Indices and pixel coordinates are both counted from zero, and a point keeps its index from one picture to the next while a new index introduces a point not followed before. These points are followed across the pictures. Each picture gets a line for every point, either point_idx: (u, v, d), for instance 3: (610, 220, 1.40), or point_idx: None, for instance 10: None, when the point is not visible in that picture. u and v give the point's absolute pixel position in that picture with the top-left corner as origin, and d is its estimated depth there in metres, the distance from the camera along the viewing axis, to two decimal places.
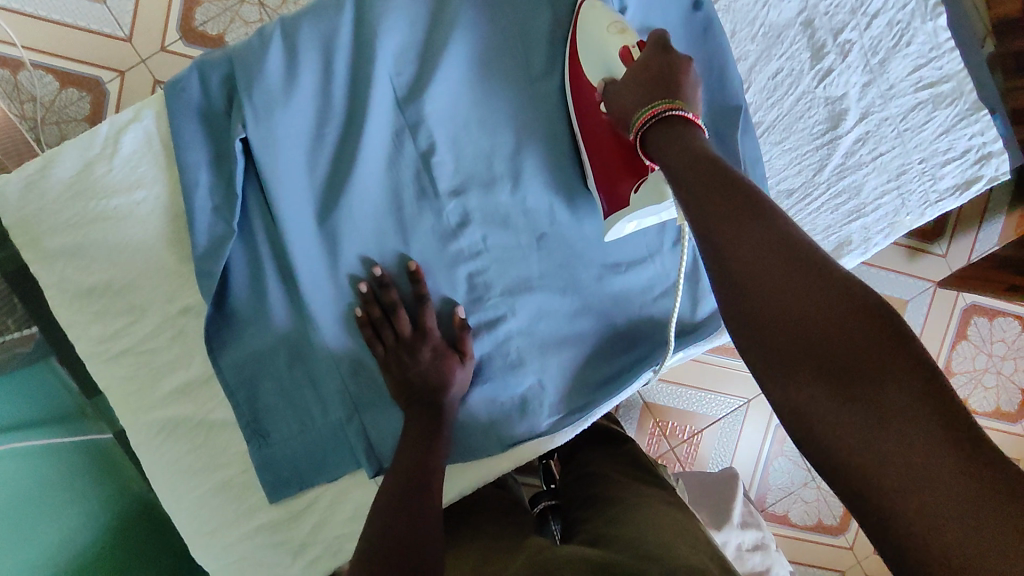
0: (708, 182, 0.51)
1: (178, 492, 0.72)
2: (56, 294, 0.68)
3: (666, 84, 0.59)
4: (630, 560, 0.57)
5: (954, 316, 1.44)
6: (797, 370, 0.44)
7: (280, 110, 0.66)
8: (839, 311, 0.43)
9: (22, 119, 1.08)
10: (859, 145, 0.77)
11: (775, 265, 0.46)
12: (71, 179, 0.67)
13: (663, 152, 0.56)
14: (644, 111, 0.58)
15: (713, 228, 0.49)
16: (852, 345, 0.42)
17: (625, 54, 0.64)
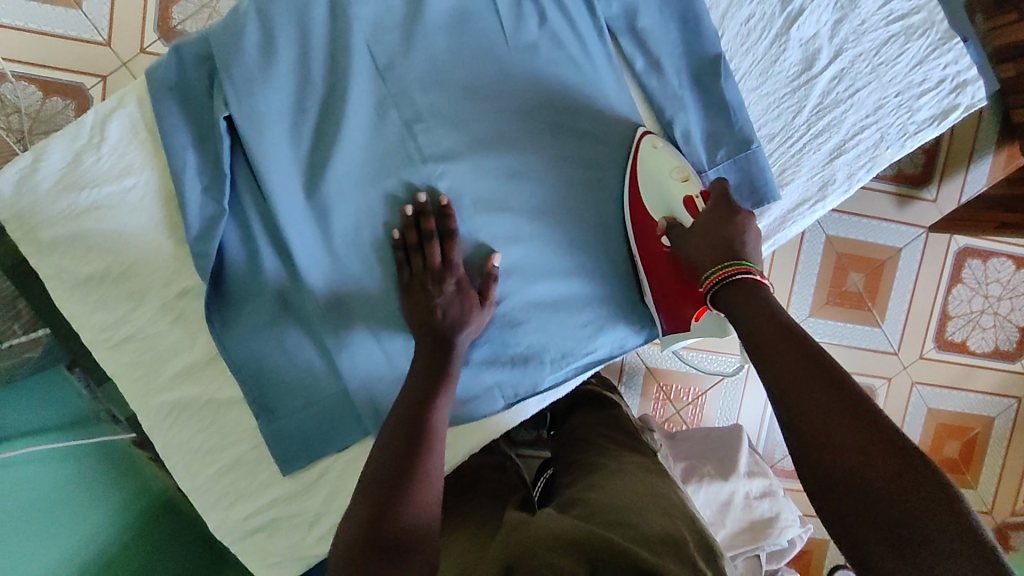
0: (777, 344, 0.56)
1: (192, 470, 0.74)
2: (54, 285, 0.70)
3: (729, 233, 0.63)
4: (606, 531, 0.59)
5: (948, 259, 1.45)
6: (867, 535, 0.47)
7: (261, 87, 0.67)
8: (905, 480, 0.47)
9: (8, 132, 1.08)
10: (835, 83, 0.78)
11: (843, 437, 0.50)
12: (62, 170, 0.68)
13: (728, 300, 0.61)
14: (709, 270, 0.62)
15: (785, 386, 0.54)
16: (915, 515, 0.46)
17: (685, 201, 0.69)
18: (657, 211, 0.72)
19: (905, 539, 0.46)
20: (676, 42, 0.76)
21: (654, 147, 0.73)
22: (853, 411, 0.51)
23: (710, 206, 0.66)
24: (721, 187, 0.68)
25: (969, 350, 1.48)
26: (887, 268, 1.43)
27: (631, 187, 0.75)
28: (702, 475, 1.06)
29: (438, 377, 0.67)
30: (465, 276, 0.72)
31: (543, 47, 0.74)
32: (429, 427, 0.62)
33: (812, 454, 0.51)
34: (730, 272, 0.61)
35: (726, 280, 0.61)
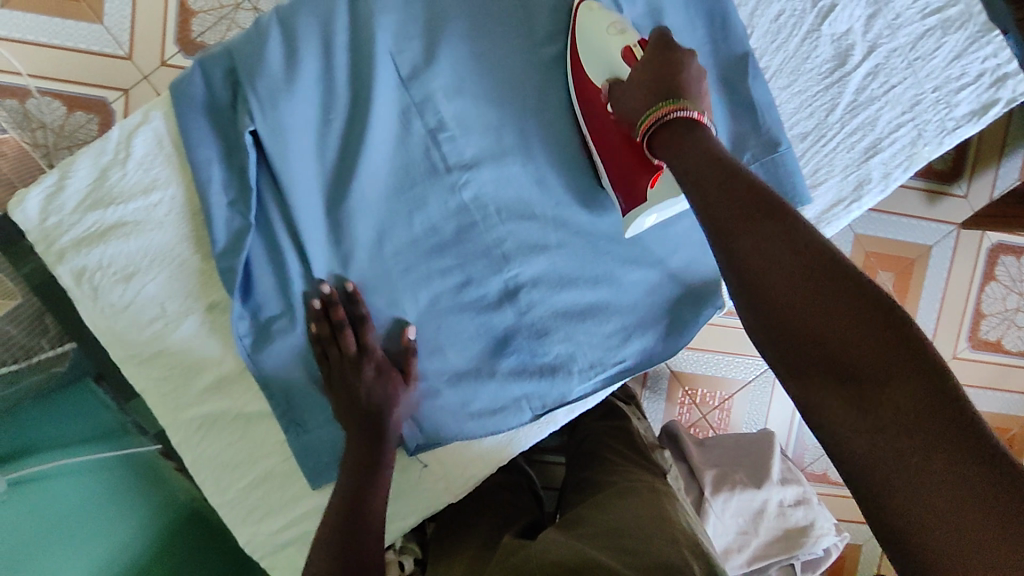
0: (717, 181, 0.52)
1: (221, 485, 0.73)
2: (80, 302, 0.69)
3: (670, 78, 0.60)
4: (602, 554, 0.58)
5: (981, 257, 1.41)
6: (811, 372, 0.45)
7: (285, 98, 0.66)
8: (845, 308, 0.44)
9: (34, 146, 1.10)
10: (869, 80, 0.75)
11: (786, 270, 0.47)
12: (89, 188, 0.68)
13: (668, 145, 0.56)
14: (653, 108, 0.58)
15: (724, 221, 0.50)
16: (866, 347, 0.43)
17: (626, 57, 0.66)
18: (598, 76, 0.69)
19: (853, 373, 0.43)
20: (705, 44, 0.73)
21: (593, 4, 0.69)
22: (792, 239, 0.47)
23: (646, 58, 0.63)
24: (657, 33, 0.64)
25: (1005, 349, 1.44)
26: (918, 267, 1.40)
27: (571, 56, 0.72)
28: (734, 483, 1.04)
29: (369, 455, 0.68)
30: (384, 358, 0.71)
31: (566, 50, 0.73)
32: (368, 510, 0.65)
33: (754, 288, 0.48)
34: (666, 115, 0.57)
35: (664, 122, 0.57)
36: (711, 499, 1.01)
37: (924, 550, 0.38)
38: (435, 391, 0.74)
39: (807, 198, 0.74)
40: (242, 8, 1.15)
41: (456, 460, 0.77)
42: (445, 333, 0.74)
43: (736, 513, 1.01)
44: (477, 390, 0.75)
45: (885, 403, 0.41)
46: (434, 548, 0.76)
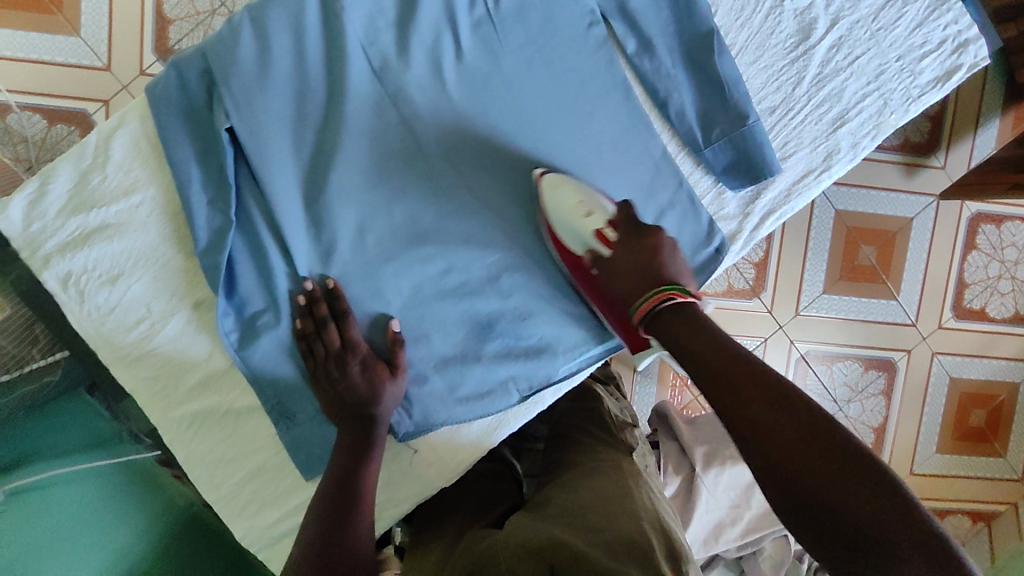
0: (722, 369, 0.57)
1: (215, 480, 0.74)
2: (67, 306, 0.70)
3: (653, 256, 0.66)
4: (564, 533, 0.58)
5: (961, 228, 1.43)
6: (832, 548, 0.49)
7: (260, 96, 0.68)
8: (851, 490, 0.49)
9: (16, 161, 1.11)
10: (834, 52, 0.77)
11: (804, 460, 0.51)
12: (69, 194, 0.69)
13: (665, 330, 0.61)
14: (641, 299, 0.63)
15: (739, 417, 0.54)
16: (880, 534, 0.47)
17: (600, 237, 0.70)
18: (576, 247, 0.72)
19: (878, 562, 0.47)
20: (670, 26, 0.74)
21: (556, 183, 0.73)
22: (796, 417, 0.52)
23: (626, 240, 0.68)
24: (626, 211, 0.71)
25: (989, 317, 1.46)
26: (899, 240, 1.42)
27: (545, 226, 0.74)
28: (724, 458, 1.06)
29: (361, 438, 0.69)
30: (369, 352, 0.72)
31: (535, 37, 0.74)
32: (359, 493, 0.65)
33: (775, 468, 0.52)
34: (663, 299, 0.62)
35: (655, 312, 0.62)
36: (702, 475, 1.03)
37: None
38: (423, 377, 0.76)
39: (779, 168, 0.75)
40: (218, 14, 1.15)
41: (443, 443, 0.78)
42: (431, 320, 0.76)
43: (727, 488, 1.04)
44: (464, 374, 0.76)
45: None
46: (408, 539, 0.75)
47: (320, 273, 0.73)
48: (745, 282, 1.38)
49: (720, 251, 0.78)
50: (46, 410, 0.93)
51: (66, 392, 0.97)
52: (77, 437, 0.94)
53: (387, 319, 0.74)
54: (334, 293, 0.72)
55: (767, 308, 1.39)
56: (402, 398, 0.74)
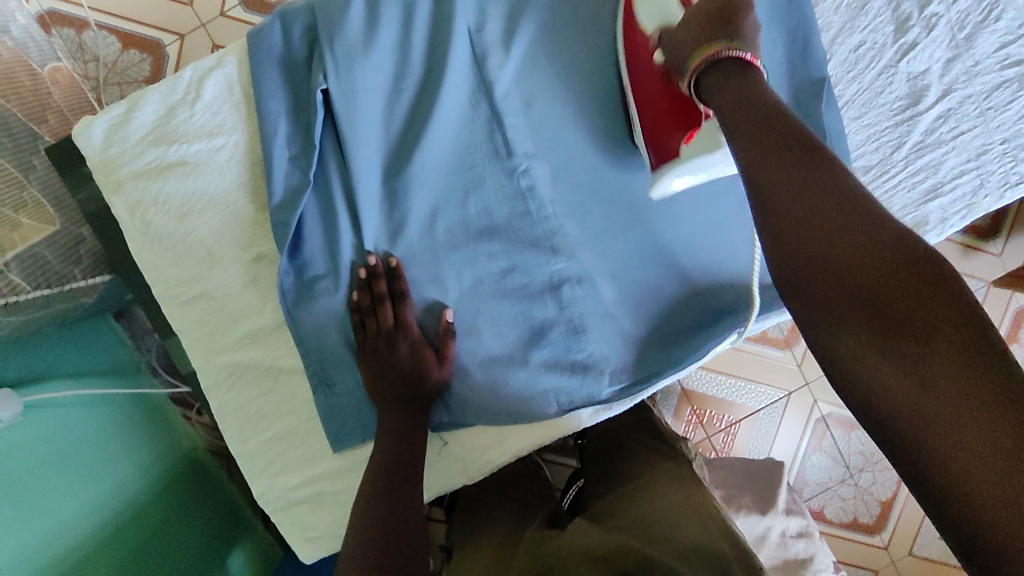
0: (764, 134, 0.51)
1: (245, 434, 0.74)
2: (130, 234, 0.69)
3: (715, 29, 0.58)
4: (635, 541, 0.68)
5: (1006, 317, 1.39)
6: (834, 306, 0.45)
7: (360, 61, 0.67)
8: (871, 246, 0.44)
9: (85, 78, 1.15)
10: (940, 123, 0.75)
11: (824, 209, 0.46)
12: (154, 122, 0.69)
13: (714, 90, 0.56)
14: (696, 54, 0.58)
15: (759, 168, 0.50)
16: (898, 292, 0.42)
17: (683, 2, 0.66)
18: (649, 23, 0.68)
19: (889, 324, 0.42)
20: (783, 66, 0.71)
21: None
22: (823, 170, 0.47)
23: (696, 8, 0.63)
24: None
25: None
26: None
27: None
28: (738, 505, 1.05)
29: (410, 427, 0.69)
30: (419, 337, 0.71)
31: None
32: (410, 473, 0.65)
33: (786, 219, 0.48)
34: (715, 56, 0.57)
35: (705, 71, 0.57)
36: None
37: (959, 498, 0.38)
38: (466, 372, 0.75)
39: None
40: None
41: (476, 442, 0.77)
42: (485, 315, 0.74)
43: None
44: (508, 376, 0.75)
45: (918, 355, 0.41)
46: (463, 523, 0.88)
47: (386, 250, 0.72)
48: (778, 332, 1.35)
49: None
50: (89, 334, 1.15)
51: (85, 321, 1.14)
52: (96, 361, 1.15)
53: (440, 306, 0.73)
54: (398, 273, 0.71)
55: (796, 363, 1.35)
56: (442, 385, 0.73)
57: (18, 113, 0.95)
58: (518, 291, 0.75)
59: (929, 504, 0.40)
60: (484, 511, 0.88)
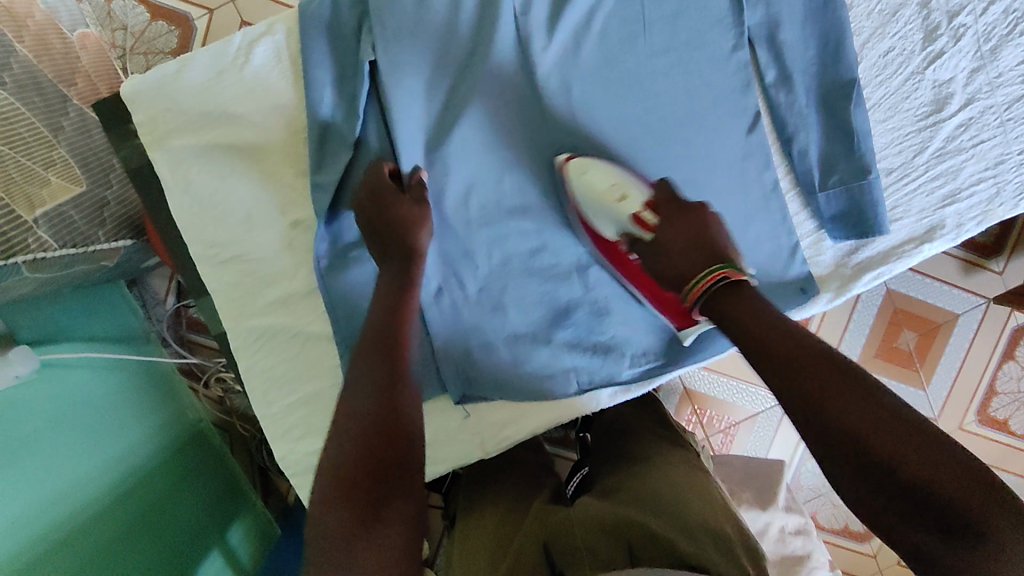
0: (772, 337, 0.55)
1: (270, 398, 0.75)
2: (171, 193, 0.71)
3: (710, 236, 0.63)
4: (642, 517, 0.71)
5: (1003, 337, 1.36)
6: (864, 488, 0.48)
7: (408, 37, 0.69)
8: (879, 427, 0.48)
9: (112, 46, 1.18)
10: (961, 130, 0.77)
11: (837, 400, 0.50)
12: (201, 84, 0.70)
13: (722, 307, 0.59)
14: (696, 279, 0.60)
15: (780, 370, 0.53)
16: (912, 468, 0.46)
17: (635, 219, 0.68)
18: (612, 232, 0.71)
19: (912, 499, 0.46)
20: (813, 66, 0.74)
21: (586, 167, 0.71)
22: (828, 363, 0.52)
23: (667, 218, 0.65)
24: (667, 194, 0.67)
25: (1011, 431, 1.36)
26: (941, 332, 1.37)
27: (578, 217, 0.73)
28: (740, 499, 1.07)
29: (391, 340, 0.59)
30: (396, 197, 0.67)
31: (677, 44, 0.73)
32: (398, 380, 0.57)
33: (809, 415, 0.51)
34: (721, 278, 0.59)
35: (711, 293, 0.59)
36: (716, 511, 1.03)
37: None
38: (492, 348, 0.76)
39: (886, 229, 0.76)
40: None
41: (496, 418, 0.79)
42: (513, 293, 0.76)
43: None
44: (532, 353, 0.77)
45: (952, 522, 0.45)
46: (464, 494, 0.89)
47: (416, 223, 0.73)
48: None
49: (805, 290, 0.78)
50: (94, 298, 1.14)
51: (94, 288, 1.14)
52: (110, 327, 1.15)
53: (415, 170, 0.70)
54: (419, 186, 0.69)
55: None
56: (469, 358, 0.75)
57: (48, 74, 0.96)
58: (546, 271, 0.77)
59: None
60: (488, 482, 0.88)
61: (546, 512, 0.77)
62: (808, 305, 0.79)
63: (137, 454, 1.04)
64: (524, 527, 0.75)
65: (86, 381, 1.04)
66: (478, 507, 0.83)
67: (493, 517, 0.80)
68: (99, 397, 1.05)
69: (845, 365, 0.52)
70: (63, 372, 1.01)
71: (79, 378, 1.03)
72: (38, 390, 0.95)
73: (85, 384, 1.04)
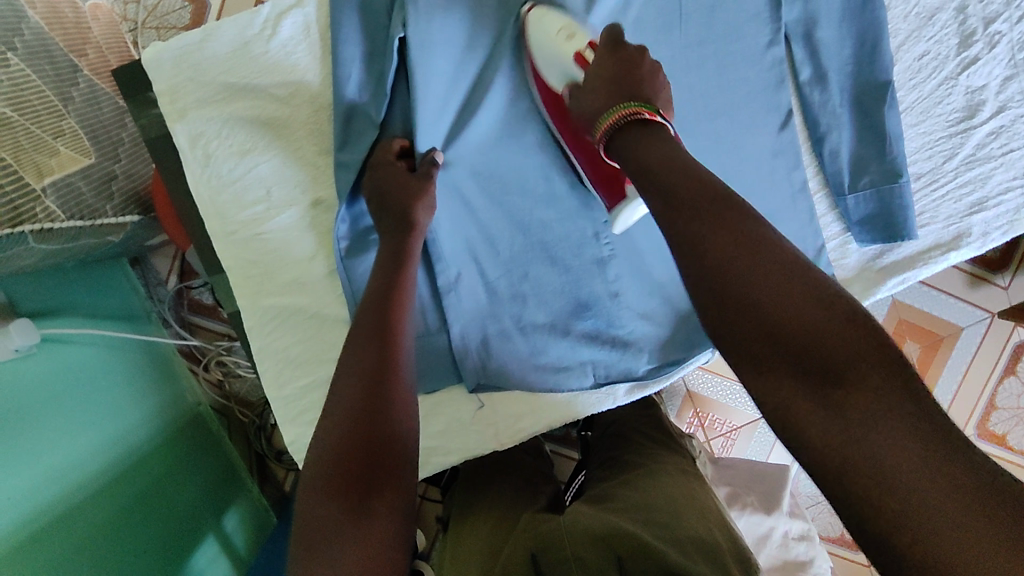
0: (676, 173, 0.49)
1: (282, 379, 0.73)
2: (189, 165, 0.69)
3: (633, 86, 0.57)
4: (638, 529, 0.68)
5: (1003, 354, 1.30)
6: (745, 336, 0.42)
7: (441, 15, 0.67)
8: (764, 269, 0.42)
9: (124, 19, 1.16)
10: (992, 138, 0.77)
11: (723, 237, 0.44)
12: (225, 56, 0.68)
13: (629, 146, 0.53)
14: (610, 111, 0.55)
15: (671, 207, 0.47)
16: (796, 311, 0.41)
17: (577, 59, 0.62)
18: (558, 82, 0.65)
19: (795, 348, 0.40)
20: (849, 65, 0.73)
21: (541, 15, 0.66)
22: (720, 199, 0.46)
23: (598, 56, 0.60)
24: (611, 32, 0.61)
25: (1011, 447, 1.31)
26: (943, 346, 1.31)
27: (531, 69, 0.69)
28: (745, 503, 1.06)
29: (382, 330, 0.56)
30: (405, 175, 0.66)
31: (713, 36, 0.72)
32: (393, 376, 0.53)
33: (695, 255, 0.45)
34: (630, 115, 0.54)
35: (622, 127, 0.54)
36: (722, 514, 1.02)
37: (907, 535, 0.35)
38: (509, 337, 0.75)
39: (915, 234, 0.75)
40: None
41: (509, 410, 0.77)
42: (533, 283, 0.75)
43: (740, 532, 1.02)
44: (549, 344, 0.76)
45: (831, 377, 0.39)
46: (459, 496, 0.87)
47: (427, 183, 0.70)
48: None
49: None
50: (97, 275, 1.12)
51: (98, 264, 1.12)
52: (112, 306, 1.13)
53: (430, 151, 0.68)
54: (432, 166, 0.67)
55: None
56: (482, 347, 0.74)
57: (58, 42, 0.93)
58: (569, 262, 0.75)
59: (875, 544, 0.36)
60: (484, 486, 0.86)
61: (535, 521, 0.73)
62: None
63: (139, 434, 1.03)
64: (514, 536, 0.72)
65: (88, 358, 1.02)
66: (472, 513, 0.81)
67: (487, 525, 0.77)
68: (103, 374, 1.03)
69: (741, 208, 0.46)
70: (67, 344, 0.98)
71: (83, 355, 1.01)
72: (42, 362, 0.92)
73: (87, 360, 1.01)
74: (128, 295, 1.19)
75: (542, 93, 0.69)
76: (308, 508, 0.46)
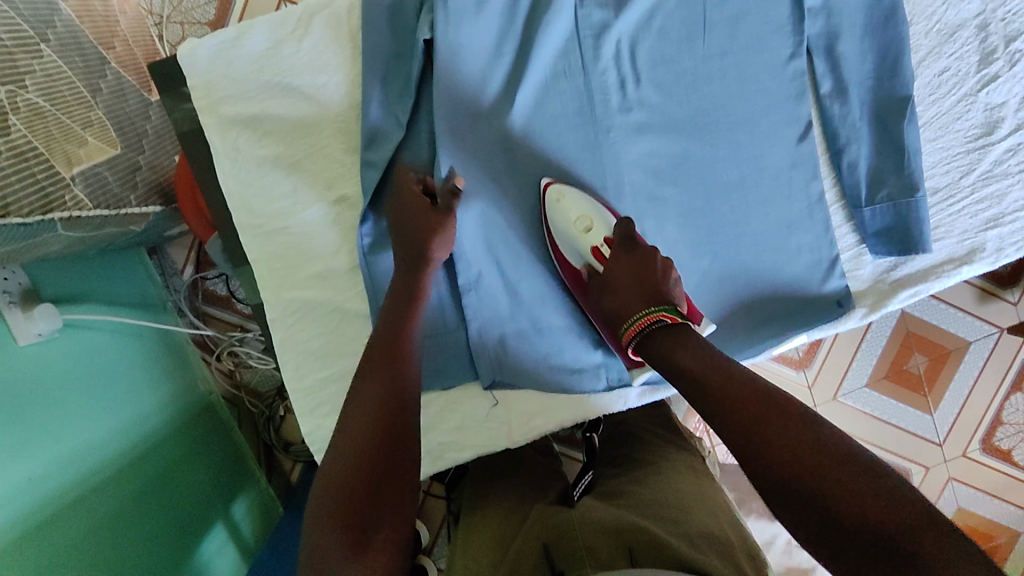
0: (711, 377, 0.50)
1: (302, 371, 0.74)
2: (219, 160, 0.71)
3: (653, 282, 0.59)
4: (648, 523, 0.69)
5: (1013, 366, 1.30)
6: (817, 537, 0.42)
7: (470, 20, 0.69)
8: (814, 465, 0.43)
9: (150, 13, 1.18)
10: (1009, 155, 0.77)
11: (768, 436, 0.45)
12: (257, 54, 0.70)
13: (663, 345, 0.55)
14: (632, 317, 0.58)
15: (716, 407, 0.49)
16: (852, 508, 0.40)
17: (594, 253, 0.67)
18: (578, 262, 0.70)
19: (866, 548, 0.40)
20: (869, 80, 0.74)
21: (560, 195, 0.70)
22: (757, 394, 0.48)
23: (613, 255, 0.65)
24: (623, 227, 0.65)
25: (1014, 462, 1.30)
26: (952, 360, 1.30)
27: (549, 243, 0.73)
28: (750, 509, 1.07)
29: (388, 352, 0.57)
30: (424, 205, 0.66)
31: (736, 47, 0.73)
32: (396, 392, 0.54)
33: (751, 456, 0.46)
34: (656, 320, 0.56)
35: (648, 333, 0.56)
36: None
37: None
38: (526, 336, 0.76)
39: (930, 247, 0.76)
40: None
41: (523, 406, 0.79)
42: (551, 285, 0.76)
43: None
44: (566, 344, 0.77)
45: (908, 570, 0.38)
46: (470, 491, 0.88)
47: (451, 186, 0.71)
48: (794, 351, 1.30)
49: (841, 304, 0.78)
50: (117, 262, 1.13)
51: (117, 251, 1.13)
52: (131, 293, 1.15)
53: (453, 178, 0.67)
54: (452, 196, 0.66)
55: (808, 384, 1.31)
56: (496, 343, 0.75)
57: (89, 35, 0.95)
58: None
59: None
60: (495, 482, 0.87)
61: (546, 513, 0.74)
62: (837, 322, 0.79)
63: (153, 422, 1.04)
64: (526, 526, 0.73)
65: (107, 345, 1.04)
66: (482, 506, 0.82)
67: (499, 517, 0.78)
68: (121, 361, 1.05)
69: (781, 399, 0.47)
70: (88, 329, 1.00)
71: (102, 342, 1.03)
72: (63, 347, 0.94)
73: (106, 348, 1.03)
74: (145, 285, 1.21)
75: (555, 255, 0.73)
76: (316, 533, 0.47)
